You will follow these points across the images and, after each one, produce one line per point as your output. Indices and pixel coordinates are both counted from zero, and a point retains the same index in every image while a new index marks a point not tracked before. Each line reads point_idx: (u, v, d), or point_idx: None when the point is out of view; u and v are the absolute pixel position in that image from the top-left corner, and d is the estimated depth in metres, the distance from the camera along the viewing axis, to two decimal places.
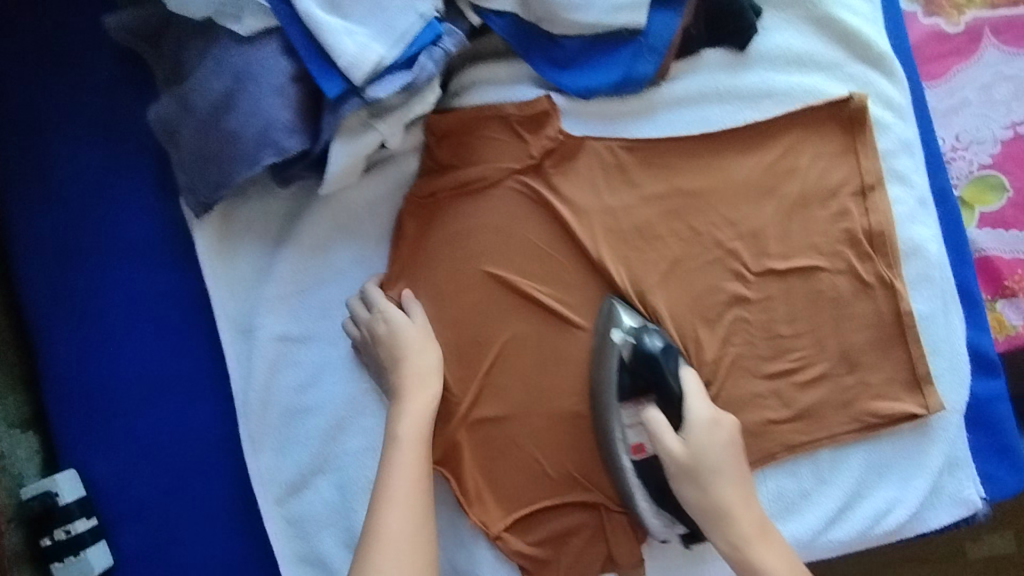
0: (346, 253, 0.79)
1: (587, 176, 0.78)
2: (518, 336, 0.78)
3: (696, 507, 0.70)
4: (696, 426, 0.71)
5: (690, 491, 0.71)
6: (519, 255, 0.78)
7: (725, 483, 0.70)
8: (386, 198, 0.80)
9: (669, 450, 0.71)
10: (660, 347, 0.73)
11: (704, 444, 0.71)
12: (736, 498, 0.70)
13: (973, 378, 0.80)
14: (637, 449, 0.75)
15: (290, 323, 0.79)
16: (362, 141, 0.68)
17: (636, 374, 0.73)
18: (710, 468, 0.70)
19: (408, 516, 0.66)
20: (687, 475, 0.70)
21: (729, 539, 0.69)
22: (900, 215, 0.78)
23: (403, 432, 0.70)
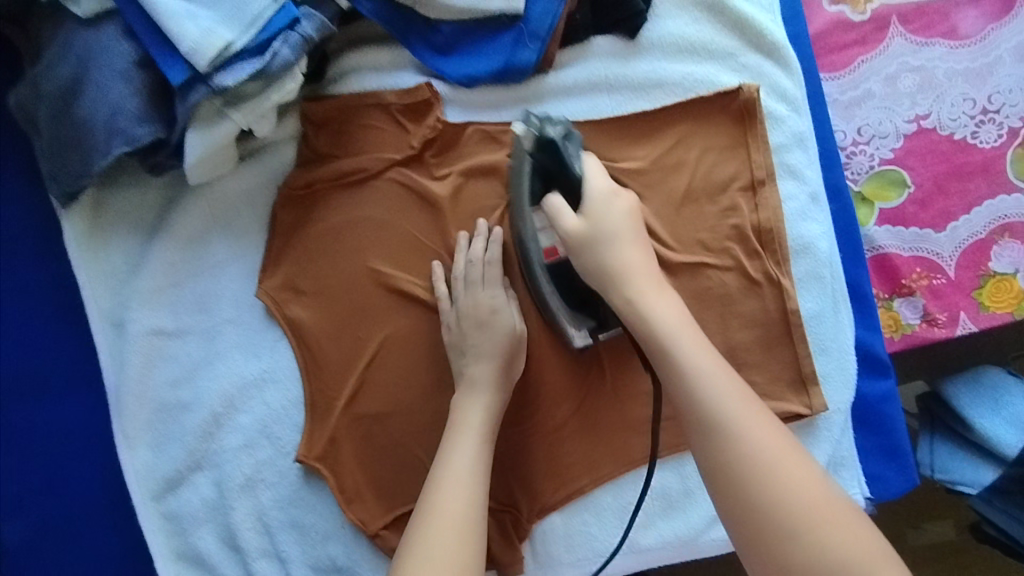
0: (222, 245, 0.77)
1: (469, 167, 0.75)
2: (398, 331, 0.76)
3: (593, 277, 0.63)
4: (593, 197, 0.64)
5: (617, 302, 0.62)
6: (400, 248, 0.76)
7: (641, 279, 0.62)
8: (264, 188, 0.77)
9: (592, 272, 0.63)
10: (560, 135, 0.66)
11: (603, 218, 0.64)
12: (666, 309, 0.60)
13: (861, 379, 0.79)
14: (551, 253, 0.70)
15: (165, 317, 0.76)
16: (218, 131, 0.65)
17: (543, 167, 0.68)
18: (613, 236, 0.63)
19: (463, 489, 0.62)
20: (587, 249, 0.63)
21: (679, 397, 0.56)
22: (790, 212, 0.77)
23: (470, 417, 0.67)
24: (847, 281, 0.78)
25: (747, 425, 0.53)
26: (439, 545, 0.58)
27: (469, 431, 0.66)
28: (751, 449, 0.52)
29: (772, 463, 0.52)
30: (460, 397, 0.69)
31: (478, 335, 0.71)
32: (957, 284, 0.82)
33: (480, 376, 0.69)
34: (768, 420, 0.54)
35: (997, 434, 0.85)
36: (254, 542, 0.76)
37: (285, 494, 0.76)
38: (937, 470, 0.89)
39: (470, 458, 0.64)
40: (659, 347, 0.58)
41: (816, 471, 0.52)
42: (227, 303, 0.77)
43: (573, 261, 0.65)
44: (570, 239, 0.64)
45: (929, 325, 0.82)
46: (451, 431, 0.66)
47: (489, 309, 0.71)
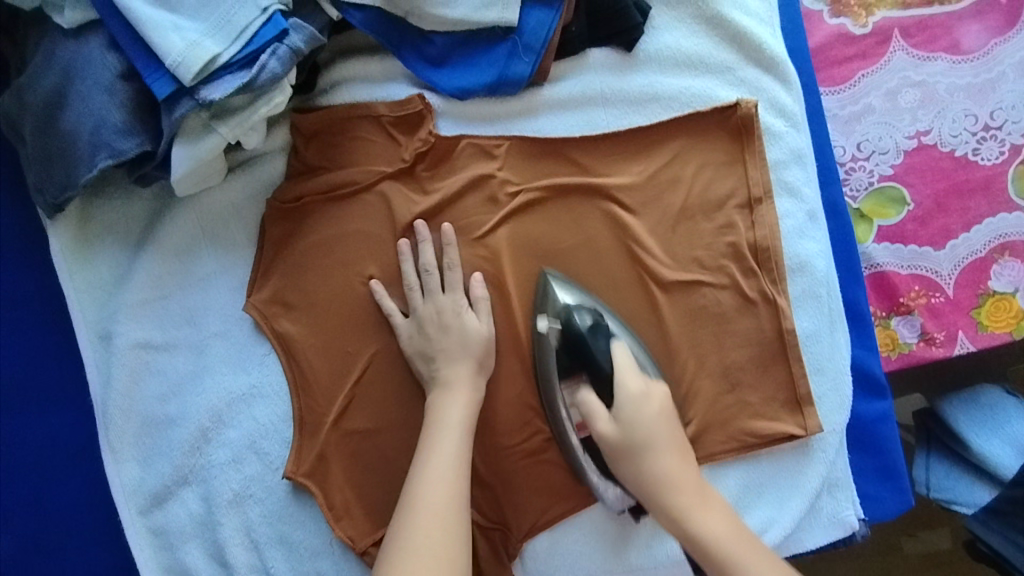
0: (210, 258, 0.76)
1: (461, 181, 0.74)
2: (388, 347, 0.75)
3: (635, 488, 0.65)
4: (626, 400, 0.65)
5: (659, 515, 0.63)
6: (391, 263, 0.75)
7: (664, 447, 0.65)
8: (253, 201, 0.76)
9: (633, 485, 0.65)
10: (588, 325, 0.69)
11: (636, 424, 0.64)
12: (674, 469, 0.64)
13: (857, 399, 0.78)
14: (582, 427, 0.71)
15: (152, 331, 0.75)
16: (205, 145, 0.64)
17: (569, 354, 0.70)
18: (648, 447, 0.64)
19: (443, 485, 0.64)
20: (626, 457, 0.64)
21: (711, 553, 0.61)
22: (788, 229, 0.75)
23: (449, 416, 0.68)
24: (844, 300, 0.77)
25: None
26: (421, 536, 0.61)
27: (448, 430, 0.67)
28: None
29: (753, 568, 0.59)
30: (436, 398, 0.69)
31: (444, 338, 0.71)
32: (955, 302, 0.81)
33: (454, 378, 0.70)
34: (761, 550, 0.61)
35: (993, 454, 0.84)
36: (241, 558, 0.75)
37: (273, 510, 0.75)
38: (932, 489, 0.89)
39: (451, 456, 0.66)
40: (695, 549, 0.62)
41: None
42: (216, 317, 0.76)
43: (615, 467, 0.66)
44: (607, 446, 0.65)
45: (927, 344, 0.81)
46: (428, 430, 0.67)
47: (455, 313, 0.72)
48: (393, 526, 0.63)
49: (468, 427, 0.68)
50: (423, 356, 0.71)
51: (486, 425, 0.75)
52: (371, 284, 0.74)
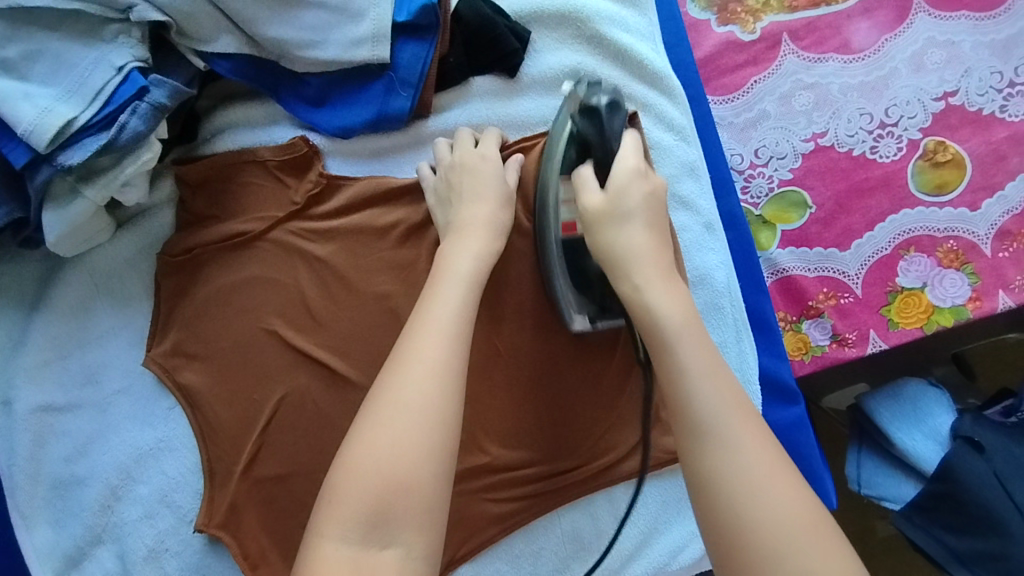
0: (107, 315, 0.75)
1: (354, 225, 0.75)
2: (294, 391, 0.75)
3: (603, 237, 0.63)
4: (623, 175, 0.64)
5: (622, 286, 0.61)
6: (291, 308, 0.75)
7: (647, 272, 0.60)
8: (146, 253, 0.75)
9: (597, 246, 0.63)
10: (606, 105, 0.67)
11: (626, 191, 0.63)
12: (640, 240, 0.62)
13: (770, 407, 0.78)
14: (569, 227, 0.69)
15: (53, 393, 0.74)
16: (80, 207, 0.64)
17: (580, 134, 0.68)
18: (624, 213, 0.62)
19: (443, 336, 0.57)
20: (605, 223, 0.62)
21: (661, 326, 0.58)
22: (686, 243, 0.76)
23: (460, 264, 0.63)
24: (748, 309, 0.77)
25: (753, 452, 0.53)
26: (416, 396, 0.54)
27: (453, 276, 0.61)
28: (735, 467, 0.52)
29: (723, 420, 0.54)
30: (448, 242, 0.65)
31: (468, 179, 0.69)
32: (864, 301, 0.81)
33: (469, 220, 0.66)
34: (734, 392, 0.56)
35: (915, 448, 0.84)
36: None
37: (189, 563, 0.74)
38: (864, 485, 0.89)
39: (452, 307, 0.59)
40: (682, 420, 0.55)
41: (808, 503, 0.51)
42: (116, 373, 0.75)
43: (588, 234, 0.64)
44: (588, 210, 0.63)
45: (839, 344, 0.80)
46: (433, 277, 0.62)
47: (479, 157, 0.70)
48: (384, 375, 0.56)
49: (476, 277, 0.62)
50: (444, 201, 0.70)
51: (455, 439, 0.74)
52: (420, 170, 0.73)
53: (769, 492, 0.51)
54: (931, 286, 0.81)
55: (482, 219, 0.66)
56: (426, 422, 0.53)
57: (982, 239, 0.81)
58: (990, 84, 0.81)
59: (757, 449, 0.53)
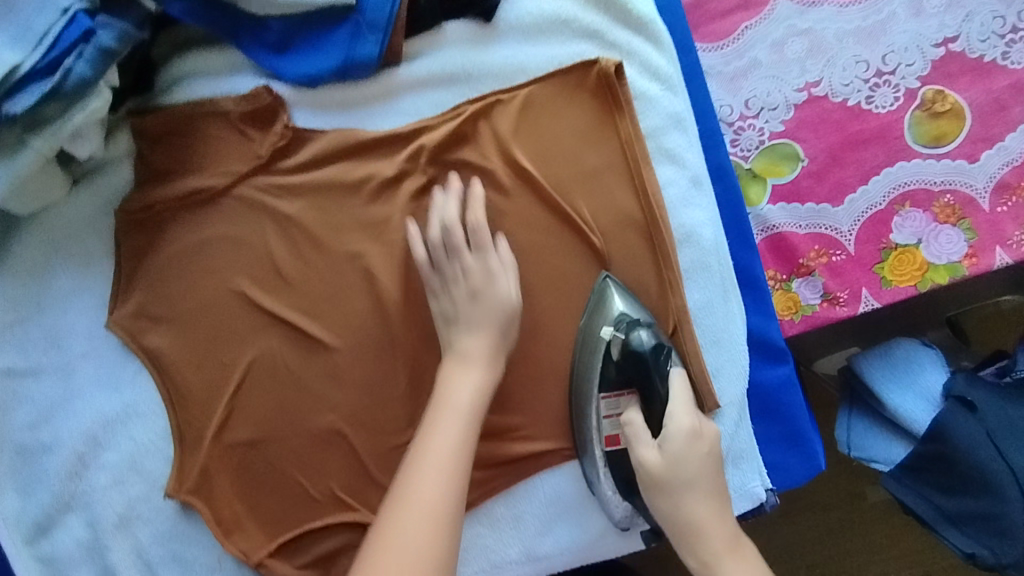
0: (67, 276, 0.72)
1: (323, 182, 0.71)
2: (264, 354, 0.72)
3: (669, 525, 0.65)
4: (677, 442, 0.64)
5: (691, 559, 0.64)
6: (260, 269, 0.72)
7: (718, 545, 0.63)
8: (107, 211, 0.72)
9: (664, 517, 0.65)
10: (649, 346, 0.67)
11: (682, 462, 0.64)
12: (704, 513, 0.64)
13: (758, 367, 0.75)
14: (612, 441, 0.69)
15: (15, 357, 0.72)
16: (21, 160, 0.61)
17: (622, 377, 0.68)
18: (682, 485, 0.64)
19: (443, 476, 0.61)
20: (665, 489, 0.64)
21: None
22: (672, 198, 0.72)
23: (459, 400, 0.65)
24: (737, 266, 0.74)
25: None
26: (410, 534, 0.58)
27: (453, 415, 0.64)
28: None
29: None
30: (449, 368, 0.67)
31: (472, 329, 0.67)
32: (856, 259, 0.78)
33: (471, 350, 0.67)
34: None
35: (907, 411, 0.82)
36: None
37: (161, 530, 0.73)
38: (853, 448, 0.88)
39: (452, 443, 0.63)
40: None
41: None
42: (80, 337, 0.72)
43: (649, 500, 0.66)
44: (648, 474, 0.65)
45: (830, 304, 0.78)
46: (432, 410, 0.65)
47: (485, 276, 0.68)
48: (386, 506, 0.60)
49: (476, 413, 0.65)
50: (445, 321, 0.69)
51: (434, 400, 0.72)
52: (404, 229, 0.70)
53: None
54: (926, 243, 0.78)
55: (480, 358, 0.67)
56: (416, 557, 0.57)
57: (980, 193, 0.78)
58: (992, 29, 0.77)
59: None
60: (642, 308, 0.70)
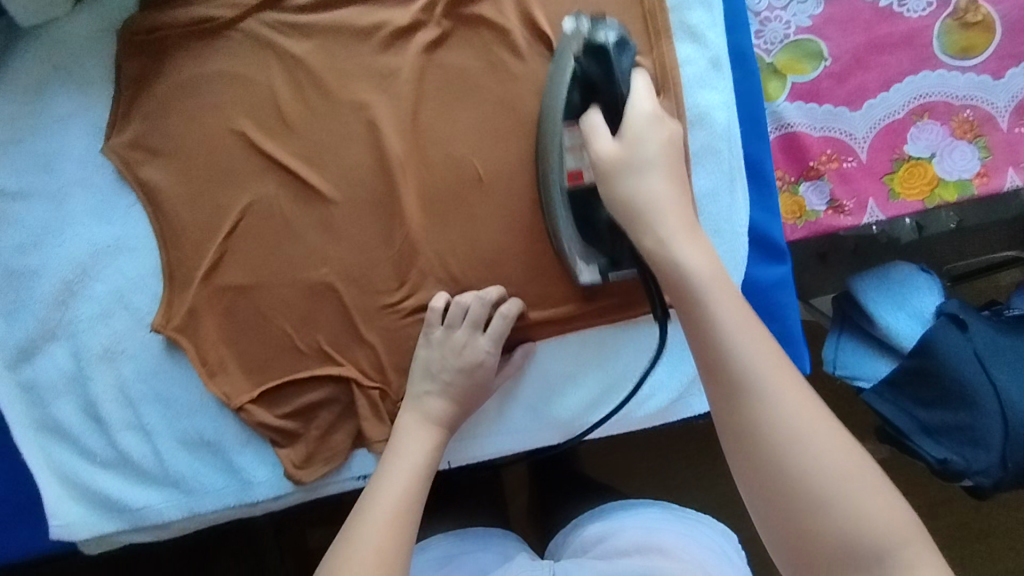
0: (66, 98, 0.71)
1: (335, 25, 0.70)
2: (261, 199, 0.71)
3: (625, 194, 0.57)
4: (635, 128, 0.59)
5: (642, 236, 0.56)
6: (261, 108, 0.70)
7: (673, 223, 0.55)
8: (109, 33, 0.71)
9: (616, 205, 0.58)
10: (612, 41, 0.62)
11: (641, 142, 0.58)
12: (663, 187, 0.56)
13: (756, 264, 0.75)
14: (574, 178, 0.66)
15: (8, 176, 0.71)
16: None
17: (585, 78, 0.63)
18: (641, 167, 0.57)
19: (393, 521, 0.57)
20: (620, 174, 0.58)
21: (688, 283, 0.52)
22: (688, 77, 0.71)
23: (411, 455, 0.64)
24: (745, 157, 0.73)
25: (787, 401, 0.47)
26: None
27: (406, 466, 0.63)
28: (774, 418, 0.46)
29: (749, 362, 0.48)
30: (406, 423, 0.67)
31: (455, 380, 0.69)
32: (867, 167, 0.77)
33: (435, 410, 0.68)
34: (753, 321, 0.50)
35: (896, 329, 0.83)
36: (116, 415, 0.74)
37: (146, 366, 0.73)
38: (839, 366, 0.87)
39: (404, 484, 0.61)
40: (669, 277, 0.53)
41: (827, 416, 0.47)
42: (74, 164, 0.71)
43: (602, 191, 0.59)
44: (603, 163, 0.59)
45: (835, 211, 0.77)
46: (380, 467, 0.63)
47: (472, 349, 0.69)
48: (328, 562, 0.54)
49: (429, 469, 0.64)
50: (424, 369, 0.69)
51: (428, 265, 0.72)
52: (434, 305, 0.70)
53: (801, 435, 0.46)
54: (940, 157, 0.77)
55: (437, 416, 0.68)
56: None
57: (1001, 112, 0.76)
58: None
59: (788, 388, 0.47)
60: (610, 20, 0.65)
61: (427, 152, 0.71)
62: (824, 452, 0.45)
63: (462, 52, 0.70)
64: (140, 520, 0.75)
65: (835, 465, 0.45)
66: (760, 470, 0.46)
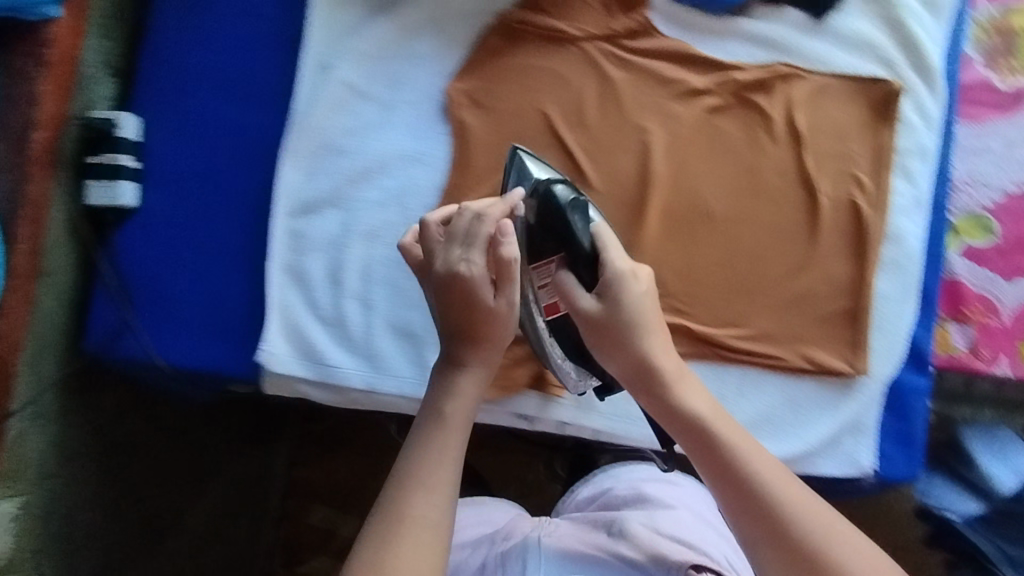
0: (428, 43, 0.90)
1: (649, 68, 0.89)
2: (541, 166, 0.88)
3: (622, 366, 0.68)
4: (614, 280, 0.68)
5: (644, 391, 0.68)
6: (568, 104, 0.89)
7: (670, 372, 0.67)
8: (482, 11, 0.90)
9: (616, 362, 0.69)
10: (568, 197, 0.73)
11: (625, 304, 0.67)
12: (662, 348, 0.68)
13: (905, 368, 0.87)
14: (552, 308, 0.75)
15: (362, 78, 0.89)
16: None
17: (544, 229, 0.73)
18: (634, 326, 0.67)
19: (434, 495, 0.61)
20: (608, 334, 0.68)
21: (693, 426, 0.65)
22: (896, 205, 0.88)
23: (449, 410, 0.66)
24: (922, 281, 0.88)
25: (769, 474, 0.63)
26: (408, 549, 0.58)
27: (449, 432, 0.65)
28: (781, 501, 0.61)
29: (747, 459, 0.63)
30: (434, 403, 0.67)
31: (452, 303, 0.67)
32: (1008, 331, 0.91)
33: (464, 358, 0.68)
34: (761, 451, 0.65)
35: (992, 475, 0.95)
36: (352, 284, 0.87)
37: (394, 255, 0.87)
38: (927, 496, 0.99)
39: (444, 463, 0.63)
40: (672, 417, 0.67)
41: (803, 489, 0.63)
42: (413, 88, 0.90)
43: (590, 342, 0.69)
44: (591, 319, 0.68)
45: (974, 356, 0.90)
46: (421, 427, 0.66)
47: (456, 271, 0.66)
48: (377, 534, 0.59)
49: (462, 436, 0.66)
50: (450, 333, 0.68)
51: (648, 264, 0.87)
52: (405, 240, 0.74)
53: (800, 511, 0.61)
54: None
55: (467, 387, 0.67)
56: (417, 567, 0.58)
57: None
58: None
59: (779, 476, 0.63)
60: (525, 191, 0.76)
61: (680, 182, 0.88)
62: (802, 510, 0.61)
63: (735, 123, 0.89)
64: (327, 376, 0.86)
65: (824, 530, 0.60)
66: (775, 536, 0.60)
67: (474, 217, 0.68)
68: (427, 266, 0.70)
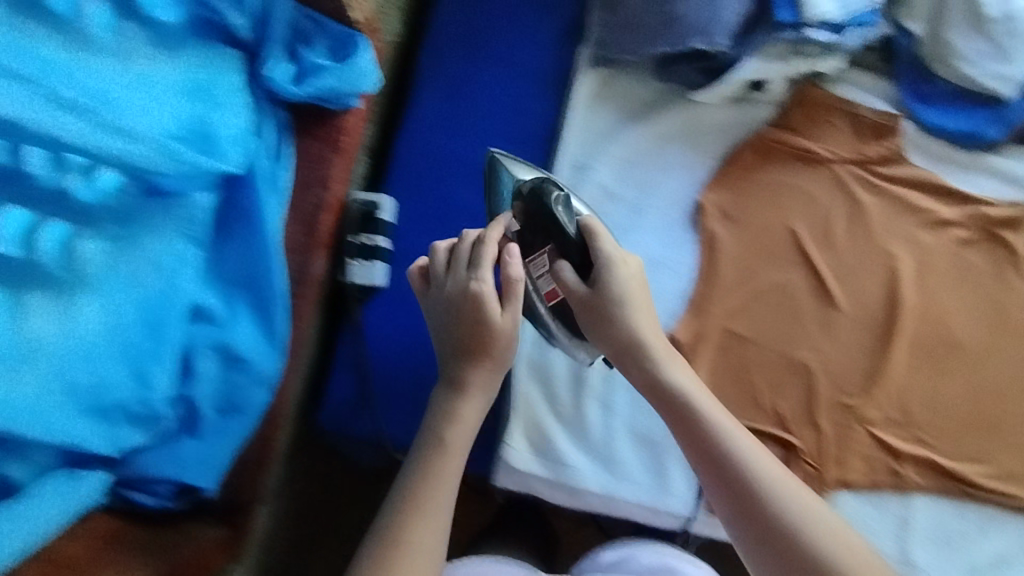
0: (680, 152, 0.92)
1: (900, 195, 0.90)
2: (789, 283, 0.88)
3: (610, 344, 0.66)
4: (619, 272, 0.65)
5: (637, 374, 0.64)
6: (816, 222, 0.90)
7: (659, 351, 0.64)
8: (737, 127, 0.93)
9: (617, 349, 0.65)
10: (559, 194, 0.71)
11: (619, 285, 0.65)
12: (649, 324, 0.65)
13: None
14: (551, 295, 0.71)
15: (615, 181, 0.91)
16: (741, 59, 0.84)
17: (538, 221, 0.71)
18: (630, 305, 0.64)
19: (431, 527, 0.58)
20: (597, 317, 0.66)
21: (676, 403, 0.61)
22: None
23: (450, 438, 0.62)
24: None
25: (767, 469, 0.57)
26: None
27: (444, 454, 0.61)
28: (789, 508, 0.55)
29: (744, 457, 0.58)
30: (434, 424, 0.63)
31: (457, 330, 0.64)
32: None
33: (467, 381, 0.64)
34: (764, 453, 0.59)
35: None
36: (596, 384, 0.87)
37: None
38: None
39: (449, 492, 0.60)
40: (658, 395, 0.63)
41: (798, 486, 0.57)
42: (664, 194, 0.91)
43: (592, 330, 0.67)
44: (578, 301, 0.67)
45: None
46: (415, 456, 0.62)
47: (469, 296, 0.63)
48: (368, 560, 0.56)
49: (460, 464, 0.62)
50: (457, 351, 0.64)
51: (893, 392, 0.86)
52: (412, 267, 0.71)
53: (809, 521, 0.54)
54: None
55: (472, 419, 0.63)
56: None
57: None
58: None
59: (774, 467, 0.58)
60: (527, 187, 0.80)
61: (925, 311, 0.88)
62: (819, 528, 0.54)
63: (982, 257, 0.89)
64: (564, 477, 0.85)
65: (824, 532, 0.54)
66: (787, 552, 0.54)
67: (477, 242, 0.66)
68: (435, 283, 0.67)
